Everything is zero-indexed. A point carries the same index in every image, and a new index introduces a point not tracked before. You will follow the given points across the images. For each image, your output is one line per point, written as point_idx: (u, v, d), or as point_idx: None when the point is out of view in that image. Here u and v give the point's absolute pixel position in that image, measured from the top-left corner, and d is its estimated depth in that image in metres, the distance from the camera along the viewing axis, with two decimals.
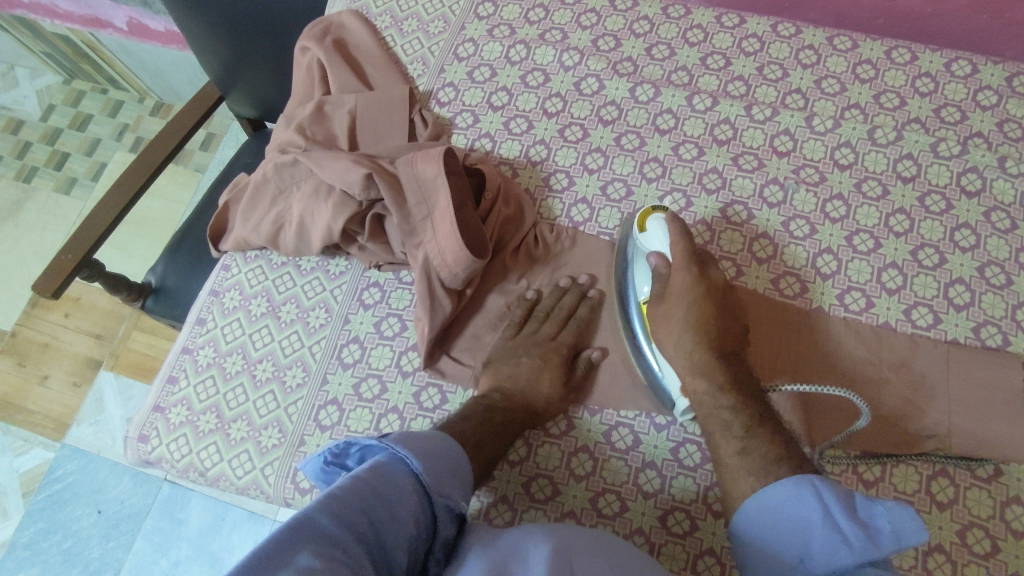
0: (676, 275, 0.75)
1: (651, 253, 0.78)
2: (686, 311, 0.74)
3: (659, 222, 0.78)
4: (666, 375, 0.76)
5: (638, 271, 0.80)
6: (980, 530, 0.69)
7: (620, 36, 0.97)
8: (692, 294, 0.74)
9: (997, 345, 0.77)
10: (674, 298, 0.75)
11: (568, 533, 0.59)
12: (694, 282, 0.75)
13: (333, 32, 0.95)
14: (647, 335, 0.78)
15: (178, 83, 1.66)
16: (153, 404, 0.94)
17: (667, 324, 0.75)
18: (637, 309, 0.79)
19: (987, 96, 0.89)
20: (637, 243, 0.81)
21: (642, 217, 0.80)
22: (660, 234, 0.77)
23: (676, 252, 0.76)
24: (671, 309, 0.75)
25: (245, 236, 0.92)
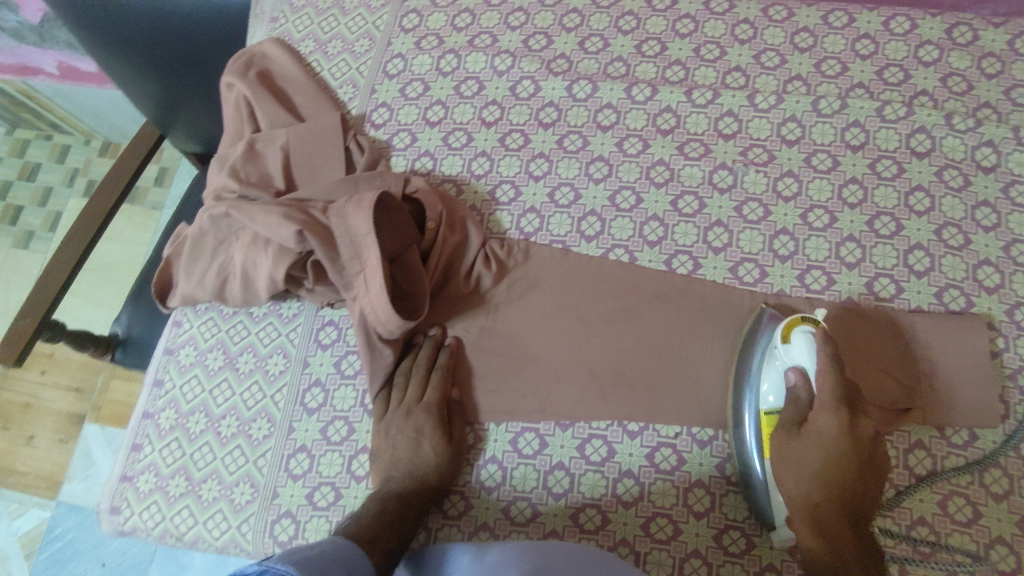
0: (818, 419, 0.62)
1: (790, 369, 0.65)
2: (812, 462, 0.62)
3: (809, 340, 0.64)
4: (772, 505, 0.65)
5: (767, 372, 0.67)
6: (960, 498, 0.67)
7: (552, 33, 0.89)
8: (828, 452, 0.62)
9: (961, 308, 0.74)
10: (810, 441, 0.63)
11: (549, 551, 0.59)
12: (839, 435, 0.62)
13: (257, 63, 0.89)
14: (761, 454, 0.66)
15: (120, 121, 1.65)
16: (122, 472, 0.77)
17: (796, 460, 0.63)
18: (756, 420, 0.67)
19: (929, 51, 0.84)
20: (773, 349, 0.67)
21: (785, 324, 0.66)
22: (810, 349, 0.64)
23: (825, 387, 0.62)
24: (801, 442, 0.63)
25: (191, 292, 0.79)
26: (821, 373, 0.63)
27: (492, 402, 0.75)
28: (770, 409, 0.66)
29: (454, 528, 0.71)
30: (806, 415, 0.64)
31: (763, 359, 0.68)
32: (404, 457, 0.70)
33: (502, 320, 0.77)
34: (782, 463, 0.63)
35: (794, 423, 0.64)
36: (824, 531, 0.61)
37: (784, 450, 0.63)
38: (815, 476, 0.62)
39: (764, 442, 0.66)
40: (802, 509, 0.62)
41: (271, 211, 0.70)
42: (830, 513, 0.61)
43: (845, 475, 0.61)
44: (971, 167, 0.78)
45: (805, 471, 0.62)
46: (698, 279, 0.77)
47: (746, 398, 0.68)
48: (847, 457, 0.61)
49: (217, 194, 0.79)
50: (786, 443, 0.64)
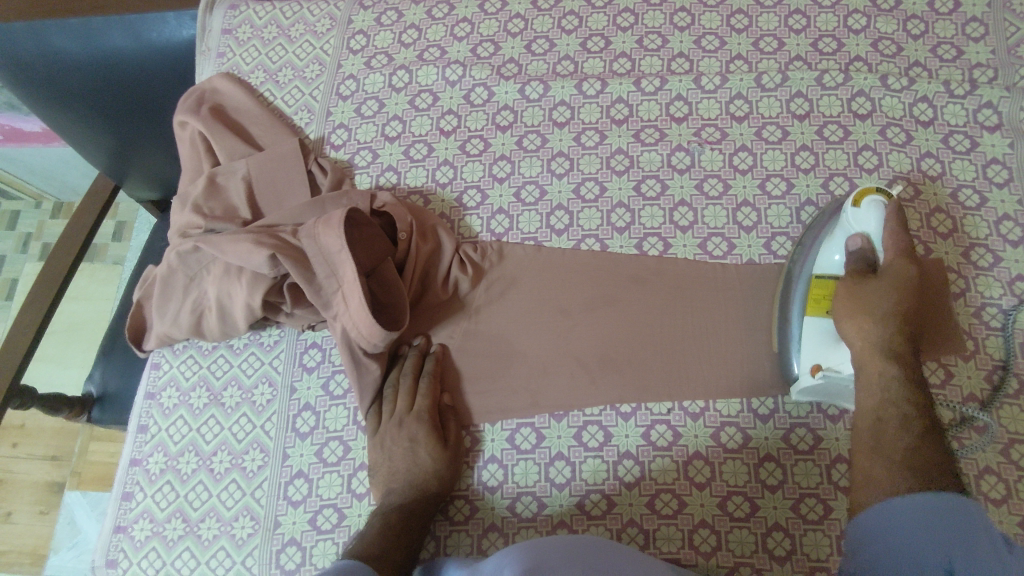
0: (895, 263, 0.66)
1: (856, 231, 0.69)
2: (886, 300, 0.65)
3: (879, 204, 0.68)
4: (806, 352, 0.69)
5: (835, 235, 0.71)
6: (945, 435, 0.70)
7: (499, 39, 0.91)
8: (903, 289, 0.66)
9: (920, 256, 0.77)
10: (883, 279, 0.66)
11: (549, 546, 0.58)
12: (909, 280, 0.66)
13: (209, 99, 0.88)
14: (801, 308, 0.70)
15: (70, 179, 1.62)
16: (115, 524, 0.74)
17: (865, 301, 0.66)
18: (807, 280, 0.71)
19: (857, 20, 0.88)
20: (841, 215, 0.71)
21: (858, 191, 0.70)
22: (879, 215, 0.68)
23: (892, 242, 0.67)
24: (873, 281, 0.66)
25: (167, 333, 0.78)
26: (887, 233, 0.67)
27: (484, 403, 0.75)
28: (827, 271, 0.70)
29: (462, 533, 0.71)
30: (871, 266, 0.68)
31: (833, 224, 0.72)
32: (403, 468, 0.70)
33: (485, 320, 0.78)
34: (851, 295, 0.66)
35: (864, 270, 0.68)
36: (896, 362, 0.63)
37: (858, 288, 0.66)
38: (889, 316, 0.65)
39: (810, 299, 0.70)
40: (877, 345, 0.64)
41: (241, 239, 0.70)
42: (895, 339, 0.65)
43: (909, 316, 0.66)
44: (910, 123, 0.82)
45: (878, 311, 0.65)
46: (670, 258, 0.79)
47: (806, 262, 0.72)
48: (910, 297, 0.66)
49: (183, 232, 0.79)
50: (858, 285, 0.67)
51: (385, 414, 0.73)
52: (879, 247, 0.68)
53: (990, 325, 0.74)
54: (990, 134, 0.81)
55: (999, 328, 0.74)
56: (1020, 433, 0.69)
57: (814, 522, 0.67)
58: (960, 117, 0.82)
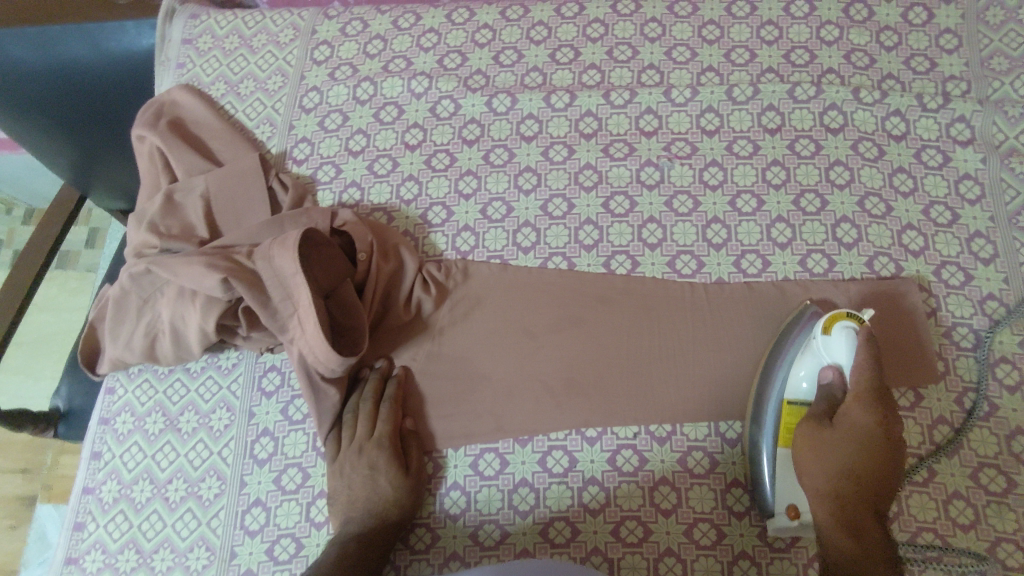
0: (855, 414, 0.62)
1: (829, 363, 0.65)
2: (844, 452, 0.62)
3: (849, 335, 0.64)
4: (774, 488, 0.66)
5: (803, 359, 0.67)
6: (914, 459, 0.69)
7: (466, 51, 0.89)
8: (863, 442, 0.62)
9: (892, 274, 0.76)
10: (842, 434, 0.62)
11: (514, 573, 0.59)
12: (874, 430, 0.62)
13: (168, 112, 0.86)
14: (773, 439, 0.66)
15: (41, 185, 1.58)
16: (65, 555, 0.72)
17: (823, 448, 0.62)
18: (778, 406, 0.67)
19: (830, 31, 0.87)
20: (811, 339, 0.67)
21: (828, 316, 0.66)
22: (850, 349, 0.64)
23: (861, 383, 0.63)
24: (834, 432, 0.63)
25: (121, 357, 0.75)
26: (857, 373, 0.64)
27: (447, 428, 0.73)
28: (798, 398, 0.67)
29: (423, 562, 0.69)
30: (836, 406, 0.65)
31: (801, 343, 0.68)
32: (361, 497, 0.68)
33: (449, 342, 0.76)
34: (807, 446, 0.63)
35: (827, 415, 0.64)
36: (851, 527, 0.60)
37: (815, 441, 0.63)
38: (842, 467, 0.61)
39: (782, 431, 0.67)
40: (830, 502, 0.61)
41: (193, 262, 0.68)
42: (855, 497, 0.61)
43: (875, 474, 0.61)
44: (882, 137, 0.81)
45: (834, 458, 0.62)
46: (639, 277, 0.77)
47: (774, 383, 0.68)
48: (877, 454, 0.61)
49: (137, 252, 0.76)
50: (817, 433, 0.63)
51: (345, 441, 0.71)
52: (849, 381, 0.64)
53: (961, 345, 0.73)
54: (962, 149, 0.80)
55: (970, 349, 0.73)
56: (989, 457, 0.68)
57: (780, 550, 0.66)
58: (933, 131, 0.81)
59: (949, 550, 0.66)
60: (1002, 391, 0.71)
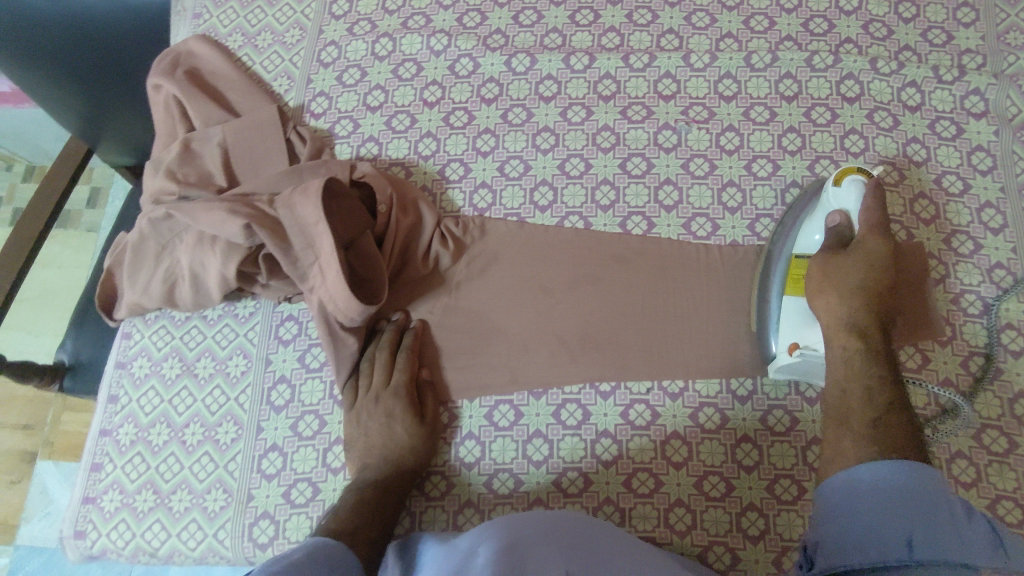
0: (866, 240, 0.66)
1: (834, 209, 0.68)
2: (856, 274, 0.65)
3: (857, 185, 0.67)
4: (782, 328, 0.69)
5: (815, 215, 0.71)
6: (919, 419, 0.71)
7: (485, 10, 0.89)
8: (871, 265, 0.65)
9: (903, 241, 0.77)
10: (853, 253, 0.66)
11: (520, 527, 0.57)
12: (881, 254, 0.66)
13: (184, 61, 0.85)
14: (781, 287, 0.70)
15: (43, 142, 1.56)
16: (84, 495, 0.73)
17: (834, 273, 0.66)
18: (787, 259, 0.71)
19: (849, 1, 0.87)
20: (823, 194, 0.70)
21: (839, 171, 0.69)
22: (857, 196, 0.67)
23: (867, 217, 0.67)
24: (843, 257, 0.66)
25: (138, 303, 0.76)
26: (865, 215, 0.67)
27: (463, 379, 0.74)
28: (806, 252, 0.70)
29: (438, 508, 0.71)
30: (846, 238, 0.68)
31: (815, 204, 0.72)
32: (377, 444, 0.69)
33: (465, 296, 0.77)
34: (823, 274, 0.67)
35: (836, 245, 0.68)
36: (865, 342, 0.63)
37: (827, 264, 0.67)
38: (855, 279, 0.65)
39: (789, 279, 0.70)
40: (842, 318, 0.65)
41: (214, 208, 0.68)
42: (862, 304, 0.65)
43: (881, 293, 0.66)
44: (898, 108, 0.82)
45: (847, 284, 0.65)
46: (654, 238, 0.78)
47: (786, 242, 0.72)
48: (884, 275, 0.66)
49: (156, 198, 0.76)
50: (829, 262, 0.67)
51: (362, 388, 0.72)
52: (858, 225, 0.68)
53: (969, 312, 0.75)
54: (976, 122, 0.81)
55: (977, 315, 0.74)
56: (992, 419, 0.70)
57: (788, 503, 0.68)
58: (948, 103, 0.82)
59: None
60: (1007, 356, 0.73)
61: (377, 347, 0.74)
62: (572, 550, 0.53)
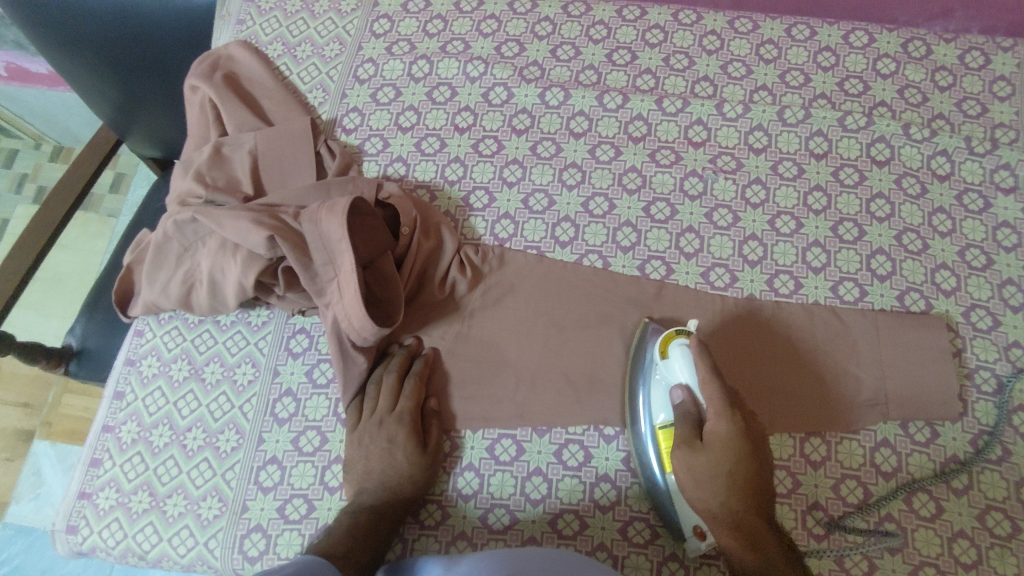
0: (715, 421, 0.62)
1: (675, 386, 0.66)
2: (717, 472, 0.61)
3: (684, 352, 0.65)
4: (680, 512, 0.66)
5: (655, 390, 0.68)
6: (924, 494, 0.69)
7: (524, 41, 0.90)
8: (726, 436, 0.61)
9: (922, 311, 0.76)
10: (709, 455, 0.61)
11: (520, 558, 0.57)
12: (736, 439, 0.61)
13: (223, 66, 0.86)
14: (661, 467, 0.67)
15: (73, 124, 1.59)
16: (80, 489, 0.73)
17: (700, 478, 0.62)
18: (654, 438, 0.67)
19: (886, 64, 0.87)
20: (655, 367, 0.69)
21: (663, 339, 0.68)
22: (687, 363, 0.65)
23: (709, 390, 0.63)
24: (700, 457, 0.62)
25: (154, 302, 0.76)
26: (703, 385, 0.64)
27: (468, 409, 0.74)
28: (663, 424, 0.67)
29: (431, 537, 0.70)
30: (699, 427, 0.64)
31: (647, 383, 0.69)
32: (376, 469, 0.69)
33: (477, 326, 0.77)
34: (684, 471, 0.63)
35: (692, 436, 0.63)
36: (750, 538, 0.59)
37: (691, 465, 0.62)
38: (719, 484, 0.61)
39: (665, 459, 0.66)
40: (722, 513, 0.61)
41: (240, 217, 0.68)
42: (749, 520, 0.60)
43: (750, 458, 0.61)
44: (927, 175, 0.81)
45: (714, 486, 0.61)
46: (671, 285, 0.78)
47: (641, 421, 0.69)
48: (747, 459, 0.61)
49: (182, 199, 0.77)
50: (689, 455, 0.62)
51: (366, 411, 0.71)
52: (701, 398, 0.64)
53: (982, 388, 0.74)
54: (1004, 197, 0.80)
55: (991, 393, 0.73)
56: (998, 501, 0.69)
57: None
58: (978, 175, 0.81)
59: None
60: (1017, 437, 0.71)
61: (386, 370, 0.74)
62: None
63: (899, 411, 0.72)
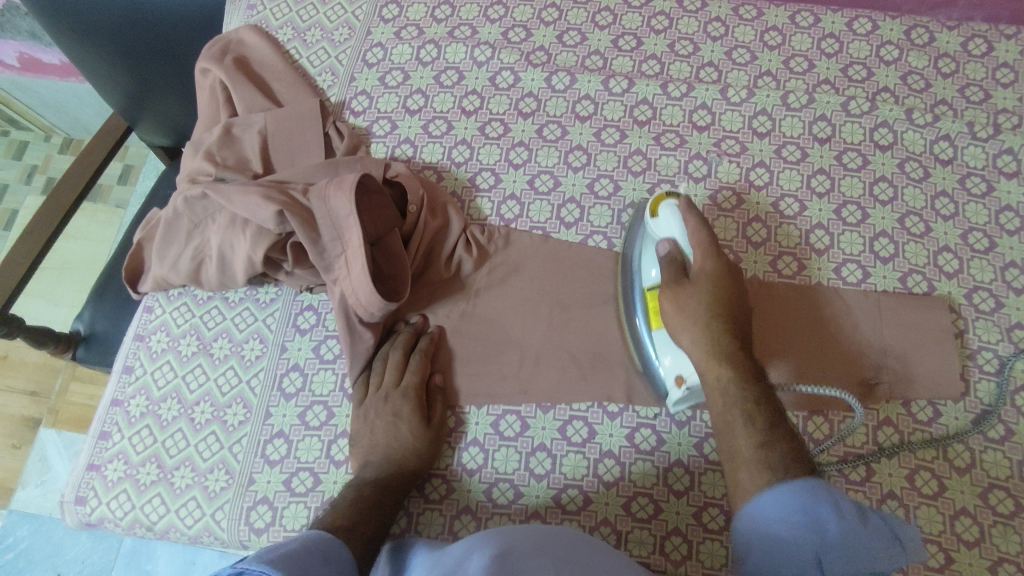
0: (703, 260, 0.68)
1: (663, 240, 0.71)
2: (703, 297, 0.66)
3: (674, 210, 0.71)
4: (665, 362, 0.69)
5: (647, 259, 0.73)
6: (927, 472, 0.69)
7: (531, 27, 0.91)
8: (715, 285, 0.67)
9: (924, 292, 0.77)
10: (697, 283, 0.68)
11: (513, 536, 0.54)
12: (719, 283, 0.67)
13: (233, 49, 0.88)
14: (648, 326, 0.71)
15: (83, 115, 1.61)
16: (89, 461, 0.74)
17: (684, 302, 0.67)
18: (642, 298, 0.72)
19: (889, 51, 0.88)
20: (647, 228, 0.74)
21: (654, 202, 0.73)
22: (677, 219, 0.70)
23: (696, 238, 0.69)
24: (689, 288, 0.67)
25: (164, 278, 0.77)
26: (693, 244, 0.69)
27: (473, 385, 0.75)
28: (651, 285, 0.71)
29: (436, 512, 0.70)
30: (686, 269, 0.69)
31: (638, 251, 0.75)
32: (382, 442, 0.69)
33: (482, 304, 0.77)
34: (674, 302, 0.67)
35: (679, 276, 0.69)
36: (747, 373, 0.64)
37: (678, 298, 0.67)
38: (706, 315, 0.66)
39: (652, 315, 0.71)
40: (707, 348, 0.65)
41: (250, 193, 0.69)
42: (736, 352, 0.65)
43: (733, 308, 0.67)
44: (929, 160, 0.82)
45: (695, 314, 0.66)
46: None
47: (631, 285, 0.74)
48: (730, 291, 0.68)
49: (192, 177, 0.78)
50: (677, 289, 0.68)
51: (373, 387, 0.72)
52: (689, 250, 0.70)
53: (985, 369, 0.74)
54: (1007, 181, 0.81)
55: (993, 373, 0.74)
56: (1000, 479, 0.69)
57: None
58: (980, 160, 0.82)
59: (951, 565, 0.66)
60: (1019, 417, 0.71)
61: (392, 345, 0.74)
62: (561, 570, 0.49)
63: (902, 391, 0.72)
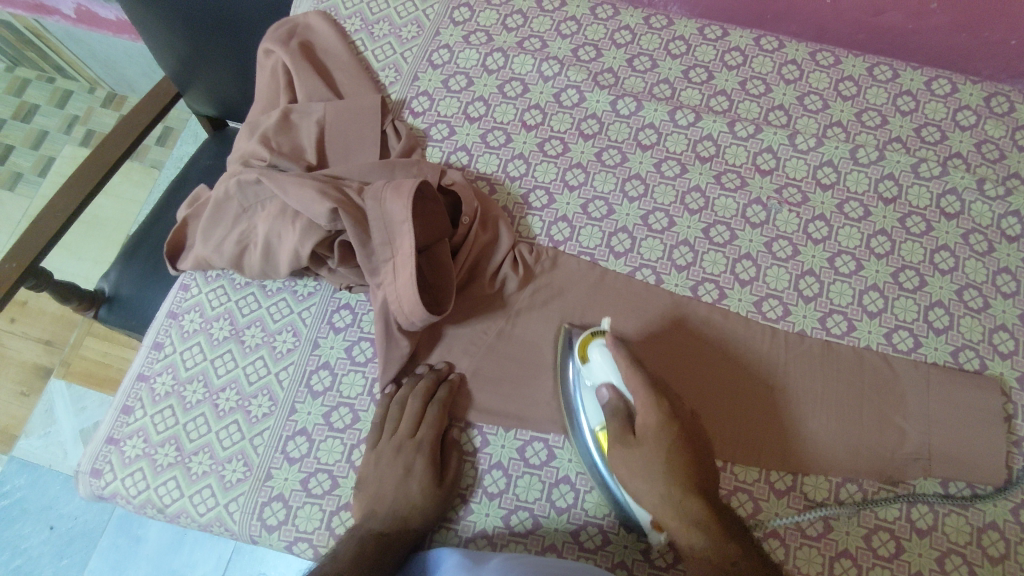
0: (643, 424, 0.63)
1: (601, 386, 0.67)
2: (654, 476, 0.61)
3: (602, 350, 0.67)
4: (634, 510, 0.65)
5: (588, 402, 0.69)
6: (958, 557, 0.66)
7: (601, 47, 0.89)
8: (662, 440, 0.62)
9: (975, 370, 0.74)
10: (643, 448, 0.62)
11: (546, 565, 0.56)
12: (663, 422, 0.63)
13: (300, 33, 0.87)
14: (606, 468, 0.67)
15: (131, 73, 1.60)
16: (109, 434, 0.73)
17: (639, 471, 0.62)
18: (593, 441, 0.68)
19: (966, 116, 0.85)
20: (579, 371, 0.70)
21: (582, 344, 0.69)
22: (608, 363, 0.66)
23: (632, 383, 0.64)
24: (637, 447, 0.63)
25: (207, 258, 0.76)
26: (627, 386, 0.65)
27: (503, 408, 0.73)
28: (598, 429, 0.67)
29: (452, 530, 0.69)
30: (631, 420, 0.65)
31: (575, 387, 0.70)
32: (394, 490, 0.66)
33: (522, 325, 0.76)
34: (628, 475, 0.63)
35: (625, 429, 0.64)
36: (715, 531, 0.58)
37: (628, 458, 0.63)
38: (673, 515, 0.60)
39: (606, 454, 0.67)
40: (670, 511, 0.60)
41: (306, 185, 0.68)
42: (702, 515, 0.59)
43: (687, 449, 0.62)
44: (995, 234, 0.79)
45: (653, 489, 0.61)
46: (722, 309, 0.77)
47: (581, 452, 0.69)
48: (680, 443, 0.62)
49: (245, 159, 0.77)
50: (626, 452, 0.63)
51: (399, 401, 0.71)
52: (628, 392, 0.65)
53: None
54: None
55: None
56: None
57: None
58: None
59: None
60: None
61: (417, 382, 0.72)
62: None
63: (943, 471, 0.70)
